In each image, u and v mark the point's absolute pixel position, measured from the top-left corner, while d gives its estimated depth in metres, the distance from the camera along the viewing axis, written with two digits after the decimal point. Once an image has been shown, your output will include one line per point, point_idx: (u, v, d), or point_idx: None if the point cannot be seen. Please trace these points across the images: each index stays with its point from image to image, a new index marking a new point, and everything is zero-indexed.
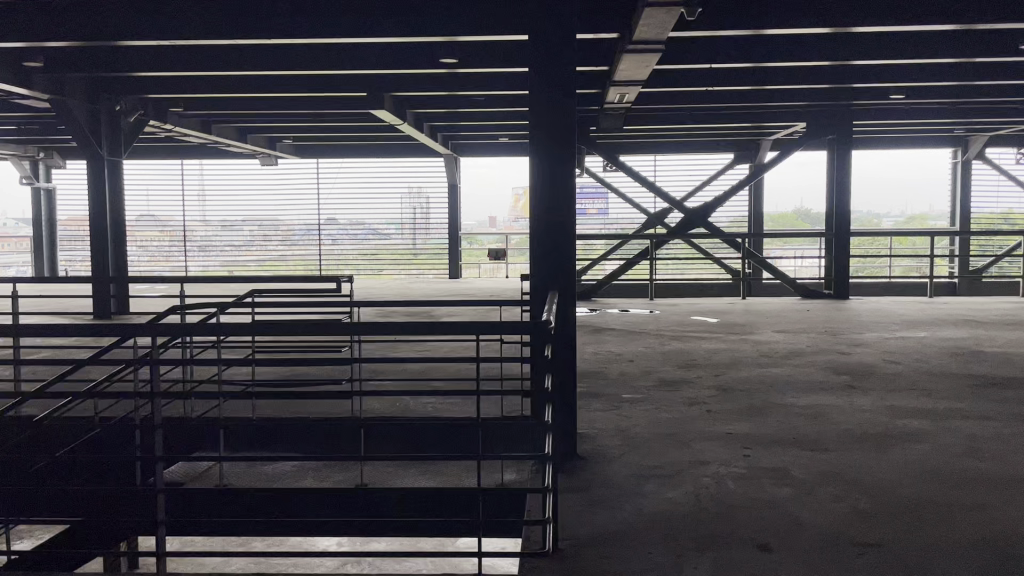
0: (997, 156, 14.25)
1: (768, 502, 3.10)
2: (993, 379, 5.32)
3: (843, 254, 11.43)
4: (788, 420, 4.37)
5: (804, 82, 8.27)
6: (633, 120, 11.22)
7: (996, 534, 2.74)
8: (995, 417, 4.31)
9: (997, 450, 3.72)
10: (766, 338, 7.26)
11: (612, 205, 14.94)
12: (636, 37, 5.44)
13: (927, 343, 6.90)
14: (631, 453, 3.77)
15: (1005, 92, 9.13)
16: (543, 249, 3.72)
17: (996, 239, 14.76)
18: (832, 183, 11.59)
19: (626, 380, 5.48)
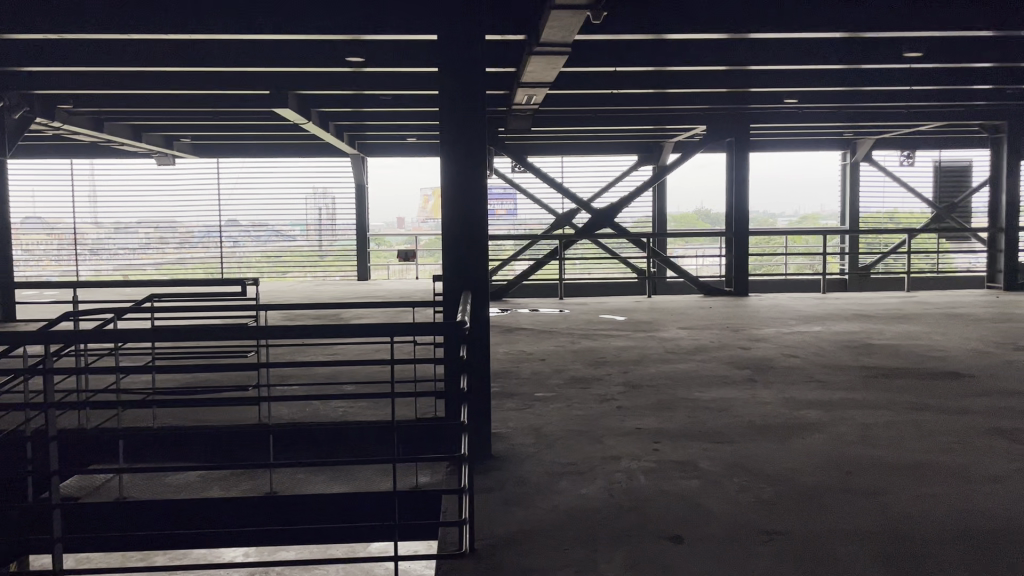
0: (884, 159, 15.00)
1: (678, 494, 3.18)
2: (881, 370, 5.62)
3: (743, 253, 11.84)
4: (696, 413, 4.50)
5: (703, 85, 8.53)
6: (540, 122, 11.34)
7: (889, 519, 2.87)
8: (885, 407, 4.54)
9: (889, 437, 3.93)
10: (672, 335, 7.47)
11: (521, 206, 15.02)
12: (543, 39, 5.48)
13: (822, 337, 7.23)
14: (545, 451, 3.81)
15: (887, 98, 9.67)
16: (456, 250, 3.70)
17: (883, 237, 15.54)
18: (731, 184, 11.99)
19: (537, 378, 5.53)
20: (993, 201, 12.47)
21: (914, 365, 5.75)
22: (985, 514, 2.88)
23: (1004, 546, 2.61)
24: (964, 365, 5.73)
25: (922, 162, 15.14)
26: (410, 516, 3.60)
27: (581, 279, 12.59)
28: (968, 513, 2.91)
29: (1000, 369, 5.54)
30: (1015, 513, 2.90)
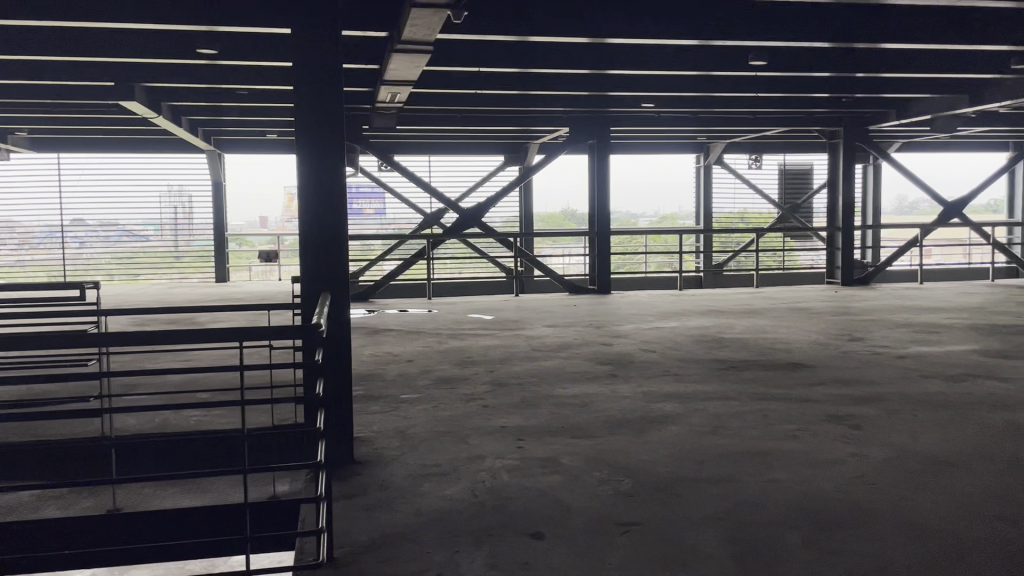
0: (733, 162, 15.84)
1: (539, 491, 3.22)
2: (732, 362, 5.91)
3: (605, 252, 12.15)
4: (559, 410, 4.58)
5: (566, 88, 8.73)
6: (406, 120, 11.24)
7: (736, 505, 3.01)
8: (735, 398, 4.78)
9: (738, 427, 4.13)
10: (538, 333, 7.58)
11: (390, 206, 14.87)
12: (404, 36, 5.42)
13: (678, 332, 7.53)
14: (409, 453, 3.76)
15: (735, 104, 10.21)
16: (315, 251, 3.59)
17: (735, 236, 16.38)
18: (593, 185, 12.27)
19: (402, 380, 5.47)
20: (832, 202, 13.41)
21: (761, 357, 6.08)
22: (822, 496, 3.08)
23: (837, 525, 2.79)
24: (805, 356, 6.12)
25: (769, 165, 16.03)
26: (266, 527, 3.46)
27: (450, 279, 12.52)
28: (807, 495, 3.10)
29: (836, 359, 5.95)
30: (849, 493, 3.11)
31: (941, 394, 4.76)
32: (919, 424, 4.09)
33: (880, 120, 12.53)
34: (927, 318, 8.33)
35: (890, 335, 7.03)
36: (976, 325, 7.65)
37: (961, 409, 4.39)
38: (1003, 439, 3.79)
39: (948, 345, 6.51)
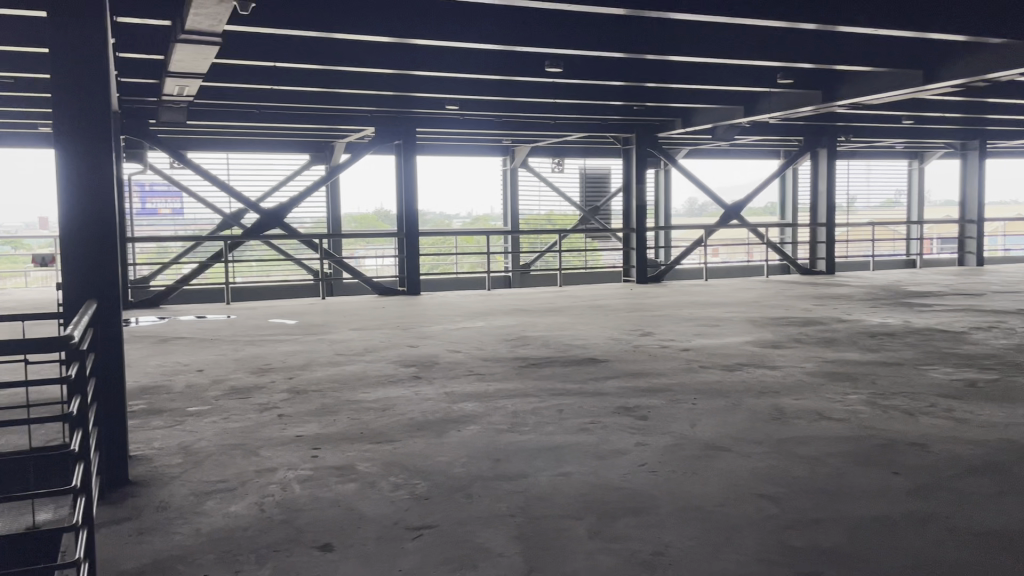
0: (538, 165, 16.34)
1: (332, 500, 3.13)
2: (533, 359, 6.07)
3: (414, 252, 12.09)
4: (358, 415, 4.48)
5: (367, 87, 8.64)
6: (199, 116, 10.63)
7: (529, 501, 3.07)
8: (534, 394, 4.90)
9: (535, 423, 4.24)
10: (342, 337, 7.41)
11: (188, 206, 14.02)
12: (188, 26, 5.11)
13: (484, 331, 7.64)
14: (193, 470, 3.54)
15: (535, 109, 10.55)
16: (80, 254, 3.26)
17: (541, 237, 16.88)
18: (400, 184, 12.17)
19: (192, 391, 5.15)
20: (626, 205, 14.13)
21: (560, 354, 6.29)
22: (610, 486, 3.21)
23: (620, 513, 2.92)
24: (601, 351, 6.39)
25: (570, 168, 16.66)
26: (21, 562, 3.12)
27: (253, 283, 11.97)
28: (596, 487, 3.22)
29: (628, 353, 6.27)
30: (633, 481, 3.27)
31: (719, 382, 5.14)
32: (698, 411, 4.39)
33: (669, 128, 13.40)
34: (710, 312, 8.99)
35: (678, 329, 7.51)
36: (751, 318, 8.34)
37: (735, 395, 4.76)
38: (768, 421, 4.16)
39: (727, 336, 7.05)
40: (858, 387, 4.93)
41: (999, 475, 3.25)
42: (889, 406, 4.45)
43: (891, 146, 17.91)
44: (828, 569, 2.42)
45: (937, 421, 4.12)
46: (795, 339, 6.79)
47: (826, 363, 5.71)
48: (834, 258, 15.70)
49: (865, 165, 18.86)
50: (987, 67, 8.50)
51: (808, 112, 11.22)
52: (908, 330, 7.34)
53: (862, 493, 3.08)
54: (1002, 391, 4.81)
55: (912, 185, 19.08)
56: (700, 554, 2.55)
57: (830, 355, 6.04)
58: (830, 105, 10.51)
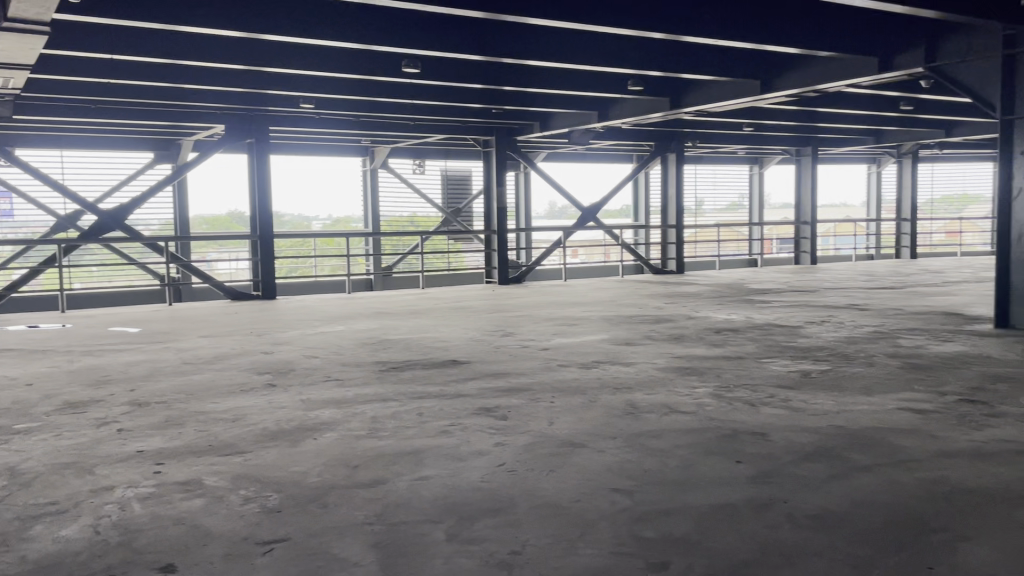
0: (398, 166, 16.21)
1: (176, 518, 2.96)
2: (393, 363, 6.00)
3: (269, 255, 11.70)
4: (206, 426, 4.27)
5: (217, 83, 8.36)
6: (28, 110, 9.86)
7: (386, 507, 3.02)
8: (393, 398, 4.84)
9: (394, 427, 4.18)
10: (191, 344, 7.05)
11: (18, 206, 12.99)
12: (11, 14, 4.72)
13: (343, 336, 7.48)
14: (19, 493, 3.26)
15: (392, 110, 10.50)
16: None
17: (403, 238, 16.74)
18: (253, 185, 11.74)
19: (18, 408, 4.74)
20: (486, 208, 14.27)
21: (421, 357, 6.24)
22: (468, 488, 3.21)
23: (479, 514, 2.92)
24: (462, 353, 6.40)
25: (431, 170, 16.61)
26: None
27: (92, 289, 11.21)
28: (455, 489, 3.21)
29: (488, 354, 6.31)
30: (492, 482, 3.28)
31: (576, 380, 5.26)
32: (556, 409, 4.47)
33: (528, 132, 13.65)
34: (569, 311, 9.20)
35: (537, 329, 7.63)
36: (608, 316, 8.60)
37: (592, 392, 4.88)
38: (622, 416, 4.29)
39: (585, 335, 7.23)
40: (705, 380, 5.18)
41: (829, 459, 3.50)
42: (733, 397, 4.69)
43: (735, 152, 18.98)
44: (676, 556, 2.52)
45: (776, 410, 4.39)
46: (648, 336, 7.05)
47: (676, 359, 5.96)
48: (684, 258, 16.43)
49: (712, 170, 19.89)
50: (814, 79, 9.20)
51: (658, 118, 11.73)
52: (750, 325, 7.78)
53: (708, 482, 3.22)
54: (832, 380, 5.19)
55: (753, 189, 20.29)
56: (557, 550, 2.59)
57: (680, 351, 6.31)
58: (678, 112, 11.01)
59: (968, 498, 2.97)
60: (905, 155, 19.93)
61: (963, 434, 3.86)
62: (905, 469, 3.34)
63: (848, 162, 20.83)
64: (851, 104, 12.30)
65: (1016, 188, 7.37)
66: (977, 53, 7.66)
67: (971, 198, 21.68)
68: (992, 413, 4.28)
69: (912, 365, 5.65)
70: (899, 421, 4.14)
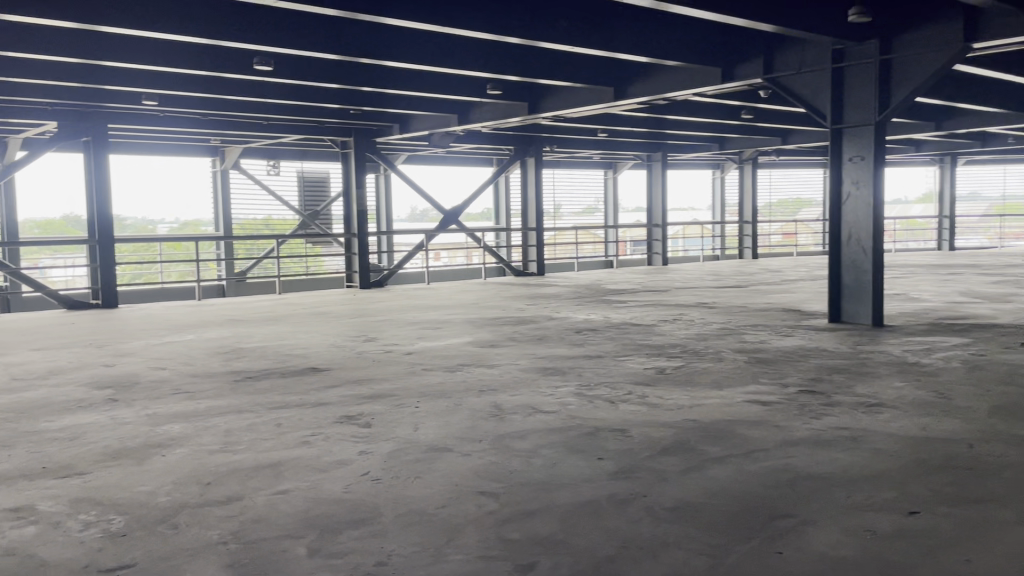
0: (251, 167, 15.61)
1: (4, 550, 2.69)
2: (249, 373, 5.74)
3: (109, 261, 10.95)
4: (39, 448, 3.92)
5: (50, 77, 7.82)
6: None
7: (243, 524, 2.87)
8: (249, 409, 4.63)
9: (250, 440, 4.00)
10: (20, 359, 6.47)
11: None
12: None
13: (194, 345, 7.10)
14: None
15: (243, 109, 10.11)
16: None
17: (257, 243, 16.01)
18: (90, 186, 10.97)
19: None
20: (345, 211, 13.99)
21: (278, 365, 6.01)
22: (331, 499, 3.11)
23: (342, 526, 2.83)
24: (321, 360, 6.22)
25: (287, 171, 16.12)
26: None
27: None
28: (317, 501, 3.10)
29: (350, 361, 6.15)
30: (355, 492, 3.19)
31: (440, 384, 5.22)
32: (420, 414, 4.41)
33: (386, 133, 13.50)
34: (432, 315, 9.13)
35: (400, 334, 7.53)
36: (470, 319, 8.60)
37: (456, 395, 4.86)
38: (487, 419, 4.29)
39: (448, 339, 7.20)
40: (568, 380, 5.27)
41: (686, 452, 3.63)
42: (594, 396, 4.80)
43: (590, 157, 19.51)
44: (543, 556, 2.53)
45: (634, 406, 4.52)
46: (510, 338, 7.11)
47: (539, 359, 6.03)
48: (544, 261, 16.71)
49: (569, 174, 20.37)
50: (664, 87, 9.62)
51: (516, 122, 11.90)
52: (608, 324, 8.00)
53: (573, 480, 3.27)
54: (685, 375, 5.41)
55: (608, 194, 20.98)
56: (423, 558, 2.54)
57: (541, 351, 6.40)
58: (535, 117, 11.21)
59: (810, 484, 3.16)
60: (746, 161, 21.16)
61: (804, 423, 4.12)
62: (755, 458, 3.52)
63: (696, 168, 21.87)
64: (697, 112, 12.92)
65: (844, 192, 7.97)
66: (811, 67, 8.13)
67: (804, 201, 23.27)
68: (829, 402, 4.59)
69: (757, 359, 5.98)
70: (747, 413, 4.36)
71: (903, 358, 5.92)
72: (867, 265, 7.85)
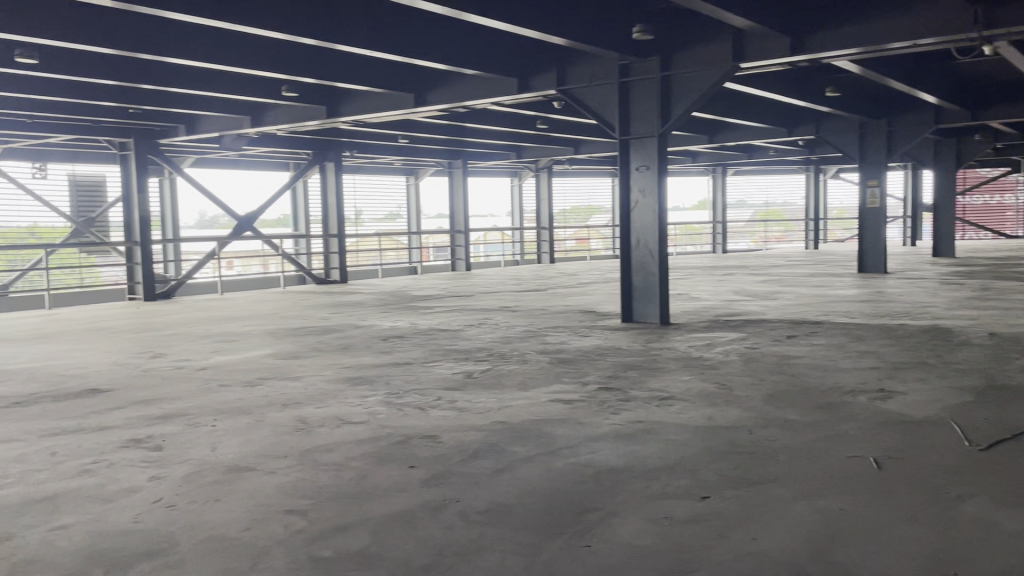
0: (12, 170, 14.01)
1: None
2: (17, 398, 5.14)
3: None
4: None
5: None
6: None
7: (14, 567, 2.56)
8: (17, 438, 4.15)
9: (20, 473, 3.57)
10: None
11: None
12: None
13: None
14: None
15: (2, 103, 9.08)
16: None
17: (21, 253, 14.57)
18: None
19: None
20: (126, 217, 12.95)
21: (51, 388, 5.43)
22: (119, 531, 2.84)
23: (133, 559, 2.60)
24: (103, 380, 5.69)
25: (55, 175, 14.63)
26: None
27: None
28: (101, 534, 2.82)
29: (136, 380, 5.68)
30: (146, 521, 2.93)
31: (239, 400, 4.94)
32: (217, 433, 4.15)
33: (171, 135, 12.67)
34: (228, 327, 8.65)
35: (192, 348, 7.07)
36: (269, 331, 8.23)
37: (257, 411, 4.62)
38: (292, 433, 4.12)
39: (246, 351, 6.85)
40: (376, 389, 5.17)
41: (496, 454, 3.68)
42: (402, 403, 4.75)
43: (391, 163, 19.41)
44: (355, 571, 2.46)
45: (443, 412, 4.52)
46: (314, 349, 6.88)
47: (344, 369, 5.88)
48: (346, 268, 16.36)
49: (369, 180, 20.12)
50: (462, 96, 9.76)
51: (313, 127, 11.59)
52: (414, 331, 7.96)
53: (384, 491, 3.20)
54: (492, 379, 5.49)
55: (410, 201, 20.97)
56: None
57: (346, 361, 6.26)
58: (334, 121, 10.97)
59: (613, 477, 3.32)
60: (542, 169, 21.96)
61: (604, 419, 4.32)
62: (562, 456, 3.64)
63: (494, 176, 22.37)
64: (495, 121, 13.23)
65: (632, 199, 8.45)
66: (601, 81, 8.55)
67: (595, 209, 24.54)
68: (626, 398, 4.84)
69: (559, 360, 6.19)
70: (551, 412, 4.50)
71: (688, 353, 6.38)
72: (654, 268, 8.38)
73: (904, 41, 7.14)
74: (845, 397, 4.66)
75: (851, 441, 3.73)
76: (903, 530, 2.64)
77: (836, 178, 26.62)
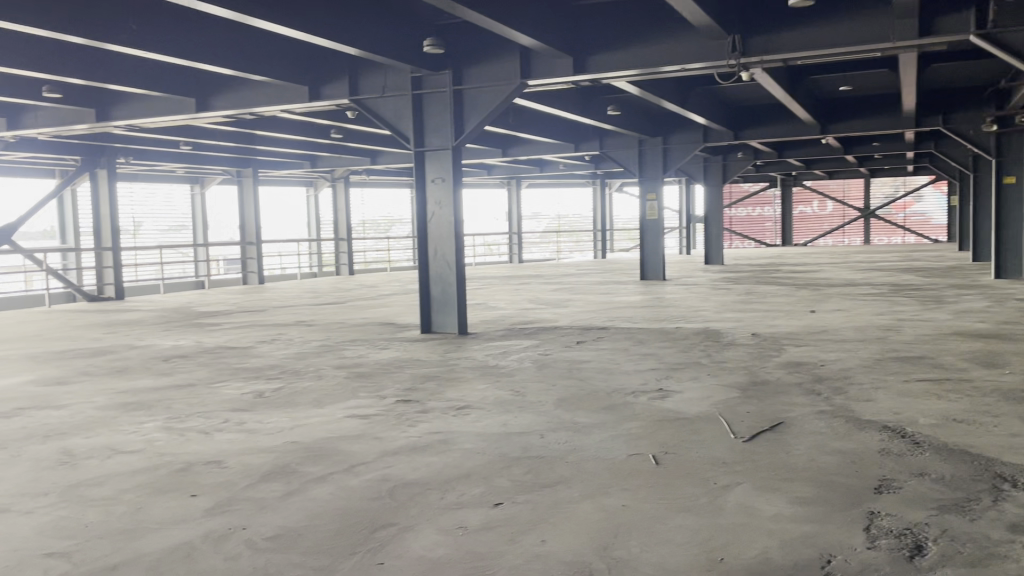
0: None
1: None
2: None
3: None
4: None
5: None
6: None
7: None
8: None
9: None
10: None
11: None
12: None
13: None
14: None
15: None
16: None
17: None
18: None
19: None
20: None
21: None
22: None
23: None
24: None
25: None
26: None
27: None
28: None
29: None
30: None
31: None
32: None
33: None
34: None
35: None
36: (30, 354, 7.42)
37: (13, 445, 4.15)
38: (55, 468, 3.73)
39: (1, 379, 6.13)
40: (155, 414, 4.81)
41: (287, 476, 3.55)
42: (184, 428, 4.45)
43: (173, 170, 18.28)
44: None
45: (231, 435, 4.30)
46: (82, 373, 6.29)
47: (118, 395, 5.41)
48: (124, 283, 15.13)
49: (149, 188, 18.84)
50: (249, 103, 9.39)
51: (83, 130, 10.64)
52: (200, 350, 7.51)
53: (162, 524, 2.98)
54: (284, 397, 5.29)
55: (196, 210, 19.76)
56: None
57: (121, 385, 5.77)
58: (106, 125, 10.11)
59: (408, 490, 3.30)
60: (338, 180, 21.35)
61: (400, 432, 4.29)
62: (355, 473, 3.57)
63: (288, 186, 21.71)
64: (287, 129, 12.85)
65: (429, 211, 8.47)
66: (394, 92, 8.54)
67: (394, 220, 24.46)
68: (422, 409, 4.84)
69: (355, 374, 6.08)
70: (345, 428, 4.40)
71: (484, 362, 6.50)
72: (452, 279, 8.46)
73: (673, 66, 7.69)
74: (628, 398, 4.93)
75: (633, 439, 3.96)
76: (681, 521, 2.83)
77: (620, 191, 28.35)
